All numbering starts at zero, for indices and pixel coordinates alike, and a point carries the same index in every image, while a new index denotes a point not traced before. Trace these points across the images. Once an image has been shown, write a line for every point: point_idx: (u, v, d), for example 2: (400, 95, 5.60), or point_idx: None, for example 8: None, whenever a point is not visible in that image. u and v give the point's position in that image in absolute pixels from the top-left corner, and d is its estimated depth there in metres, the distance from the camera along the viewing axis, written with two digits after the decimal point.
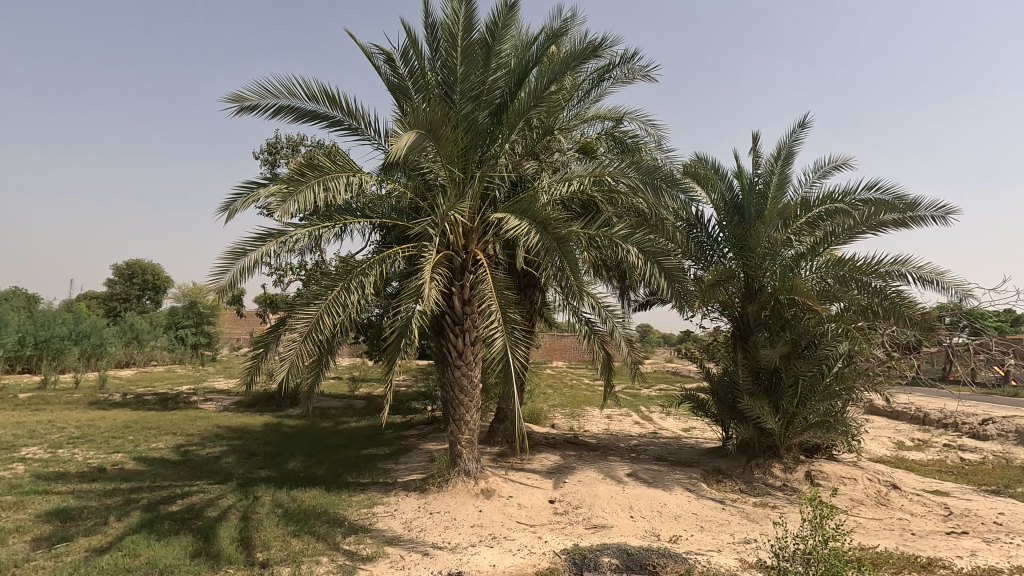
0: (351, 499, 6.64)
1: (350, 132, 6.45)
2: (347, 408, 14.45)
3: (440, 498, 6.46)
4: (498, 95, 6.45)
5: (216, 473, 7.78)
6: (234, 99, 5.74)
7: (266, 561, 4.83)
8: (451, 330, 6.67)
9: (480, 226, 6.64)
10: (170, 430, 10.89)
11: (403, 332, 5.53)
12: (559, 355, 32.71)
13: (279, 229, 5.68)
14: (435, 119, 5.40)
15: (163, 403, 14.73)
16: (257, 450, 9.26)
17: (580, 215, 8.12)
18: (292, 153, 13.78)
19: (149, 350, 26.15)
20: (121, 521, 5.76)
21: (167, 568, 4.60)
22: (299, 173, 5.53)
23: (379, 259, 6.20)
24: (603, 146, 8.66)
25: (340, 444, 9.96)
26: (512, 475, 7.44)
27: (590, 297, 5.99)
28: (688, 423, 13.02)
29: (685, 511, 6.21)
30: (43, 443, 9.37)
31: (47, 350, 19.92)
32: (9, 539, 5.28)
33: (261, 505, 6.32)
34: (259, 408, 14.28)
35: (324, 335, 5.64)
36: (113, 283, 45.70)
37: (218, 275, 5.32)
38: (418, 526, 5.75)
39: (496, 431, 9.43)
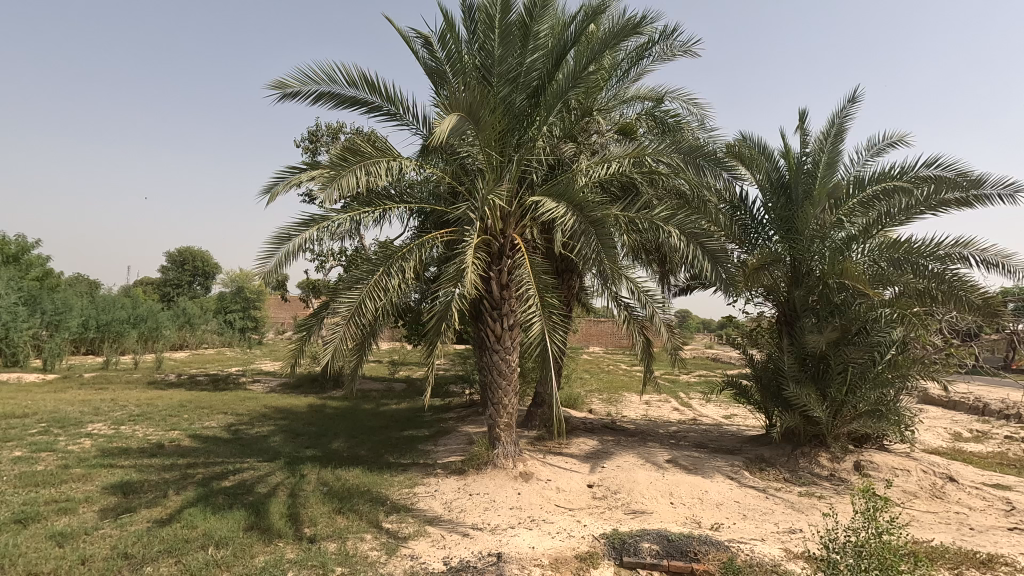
0: (392, 479, 6.81)
1: (388, 118, 6.50)
2: (387, 390, 14.80)
3: (479, 480, 6.56)
4: (535, 77, 6.35)
5: (265, 452, 8.09)
6: (276, 86, 5.88)
7: (313, 536, 5.02)
8: (488, 314, 6.70)
9: (518, 210, 6.56)
10: (221, 409, 11.41)
11: (443, 316, 5.56)
12: (596, 340, 32.50)
13: (320, 215, 5.83)
14: (472, 102, 5.34)
15: (215, 383, 15.44)
16: (303, 431, 9.59)
17: (619, 198, 7.93)
18: (331, 141, 14.06)
19: (200, 334, 27.28)
20: (179, 494, 6.08)
21: (223, 540, 4.84)
22: (342, 158, 5.66)
23: (418, 244, 6.26)
24: (643, 127, 8.44)
25: (382, 425, 10.22)
26: (551, 459, 7.48)
27: (630, 281, 5.94)
28: (729, 410, 12.77)
29: (727, 499, 6.09)
30: (107, 420, 9.98)
31: (108, 333, 20.97)
32: (79, 508, 5.65)
33: (308, 483, 6.56)
34: (304, 390, 14.78)
35: (367, 319, 5.74)
36: (166, 270, 47.91)
37: (265, 259, 5.51)
38: (458, 506, 5.85)
39: (533, 415, 9.43)
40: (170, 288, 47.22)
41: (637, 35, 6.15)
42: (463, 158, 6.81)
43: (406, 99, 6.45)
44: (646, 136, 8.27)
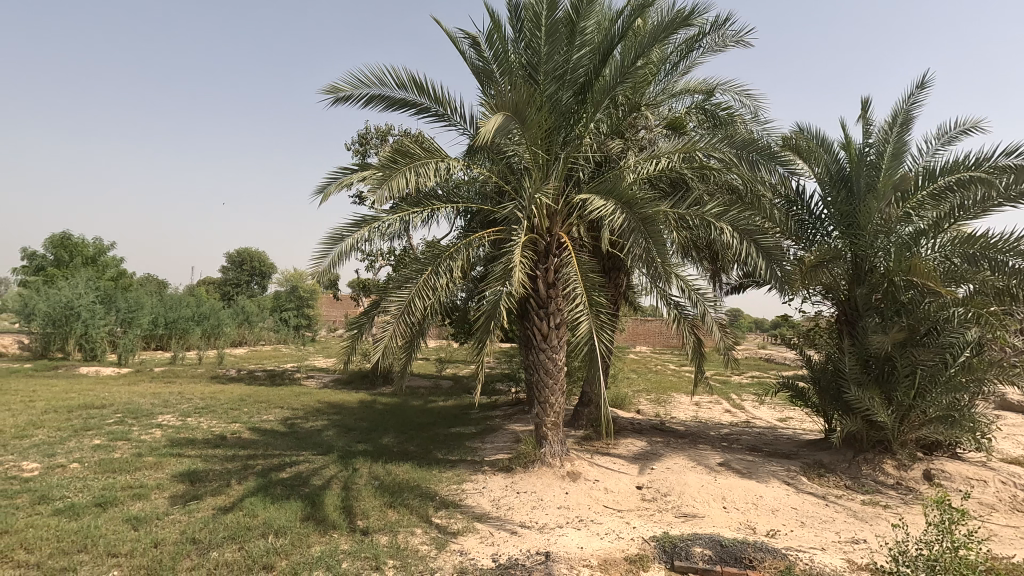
0: (441, 475, 6.91)
1: (436, 118, 6.59)
2: (435, 388, 15.04)
3: (526, 478, 6.57)
4: (581, 74, 6.30)
5: (319, 445, 8.38)
6: (329, 90, 6.08)
7: (366, 528, 5.16)
8: (535, 313, 6.69)
9: (564, 208, 6.51)
10: (278, 403, 11.90)
11: (490, 315, 5.59)
12: (643, 339, 31.97)
13: (371, 216, 5.99)
14: (519, 101, 5.35)
15: (272, 379, 16.12)
16: (354, 426, 9.87)
17: (668, 194, 7.76)
18: (380, 143, 14.40)
19: (258, 331, 28.53)
20: (241, 484, 6.38)
21: (282, 529, 5.05)
22: (391, 160, 5.81)
23: (466, 243, 6.32)
24: (693, 121, 8.23)
25: (430, 422, 10.40)
26: (598, 459, 7.41)
27: (680, 279, 5.81)
28: (785, 413, 12.30)
29: (784, 505, 5.86)
30: (175, 412, 10.60)
31: (175, 330, 22.26)
32: (152, 494, 6.02)
33: (360, 477, 6.75)
34: (355, 386, 15.22)
35: (416, 318, 5.84)
36: (227, 270, 50.37)
37: (319, 259, 5.72)
38: (506, 504, 5.88)
39: (580, 414, 9.36)
40: (230, 287, 49.58)
41: (687, 26, 6.00)
42: (509, 157, 6.83)
43: (454, 100, 6.52)
44: (696, 131, 8.06)
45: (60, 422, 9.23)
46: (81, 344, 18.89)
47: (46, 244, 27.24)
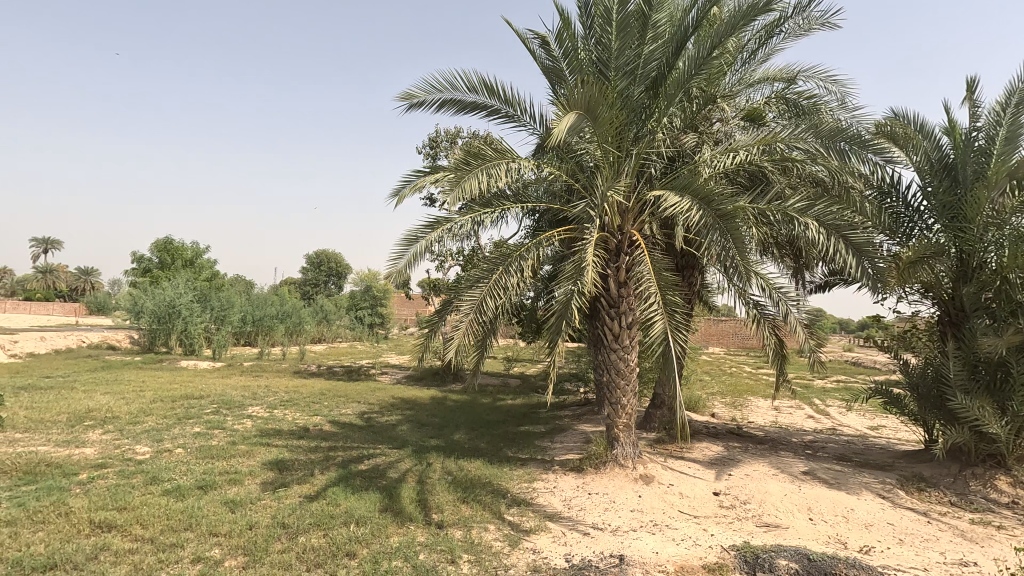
0: (512, 473, 6.97)
1: (507, 120, 6.65)
2: (503, 386, 15.20)
3: (598, 479, 6.50)
4: (654, 68, 6.15)
5: (394, 439, 8.70)
6: (404, 98, 6.30)
7: (441, 522, 5.28)
8: (606, 313, 6.59)
9: (636, 206, 6.37)
10: (355, 398, 12.46)
11: (562, 315, 5.55)
12: (716, 340, 30.80)
13: (444, 217, 6.14)
14: (590, 98, 5.30)
15: (349, 374, 16.91)
16: (427, 421, 10.16)
17: (746, 188, 7.43)
18: (450, 145, 14.73)
19: (336, 328, 30.02)
20: (324, 474, 6.74)
21: (362, 518, 5.27)
22: (464, 162, 6.03)
23: (536, 243, 6.33)
24: (772, 111, 7.84)
25: (500, 420, 10.52)
26: (672, 463, 7.21)
27: (760, 278, 5.55)
28: (876, 421, 11.44)
29: (878, 520, 5.44)
30: (263, 404, 11.35)
31: (261, 327, 23.84)
32: (245, 479, 6.48)
33: (434, 471, 6.94)
34: (426, 383, 15.68)
35: (488, 317, 5.93)
36: (306, 271, 53.29)
37: (396, 259, 5.97)
38: (578, 504, 5.84)
39: (652, 417, 9.15)
40: (309, 287, 52.41)
41: (769, 12, 5.72)
42: (580, 155, 6.78)
43: (524, 100, 6.56)
44: (777, 121, 7.66)
45: (166, 410, 10.13)
46: (182, 339, 20.65)
47: (152, 248, 29.95)
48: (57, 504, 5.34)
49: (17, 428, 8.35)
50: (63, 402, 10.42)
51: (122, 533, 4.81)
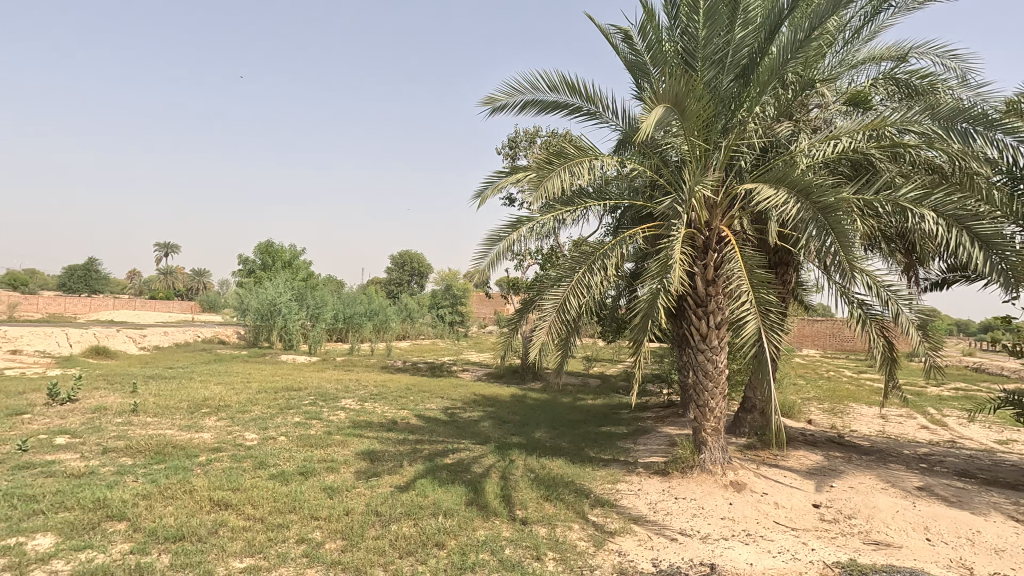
0: (594, 474, 6.91)
1: (588, 117, 6.59)
2: (583, 385, 15.10)
3: (685, 484, 6.29)
4: (745, 55, 5.85)
5: (477, 435, 8.90)
6: (487, 101, 6.44)
7: (525, 518, 5.34)
8: (693, 312, 6.34)
9: (725, 201, 6.08)
10: (439, 394, 12.88)
11: (647, 314, 5.40)
12: (810, 342, 28.82)
13: (526, 217, 6.18)
14: (677, 91, 5.13)
15: (432, 370, 17.50)
16: (508, 418, 10.30)
17: (850, 178, 6.88)
18: (529, 145, 14.83)
19: (419, 326, 31.17)
20: (412, 465, 7.02)
21: (449, 510, 5.44)
22: (547, 161, 6.02)
23: (619, 241, 6.23)
24: (879, 93, 7.21)
25: (580, 419, 10.46)
26: (766, 471, 6.83)
27: (866, 274, 5.11)
28: (1006, 435, 10.21)
29: (1012, 545, 4.86)
30: (355, 397, 12.01)
31: (351, 324, 25.22)
32: (341, 467, 6.89)
33: (517, 468, 7.02)
34: (506, 380, 15.90)
35: (571, 316, 5.90)
36: (391, 271, 55.73)
37: (479, 259, 6.12)
38: (664, 508, 5.68)
39: (741, 421, 8.72)
40: (394, 286, 54.75)
41: None
42: (664, 150, 6.59)
43: (606, 97, 6.47)
44: (885, 104, 7.04)
45: (270, 400, 10.99)
46: (282, 335, 22.31)
47: (256, 251, 32.57)
48: (183, 482, 5.95)
49: (148, 412, 9.40)
50: (185, 390, 11.60)
51: (236, 511, 5.28)
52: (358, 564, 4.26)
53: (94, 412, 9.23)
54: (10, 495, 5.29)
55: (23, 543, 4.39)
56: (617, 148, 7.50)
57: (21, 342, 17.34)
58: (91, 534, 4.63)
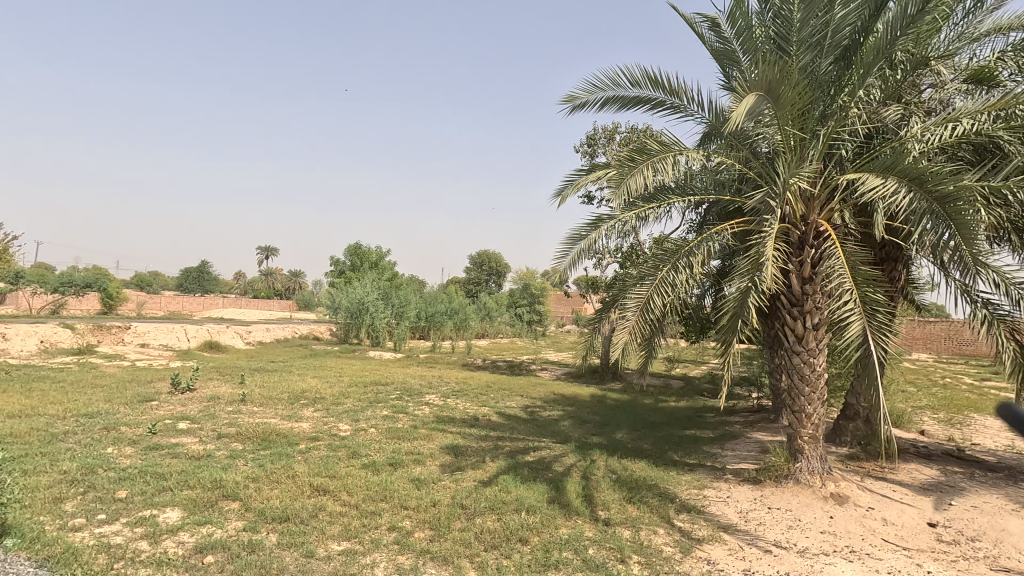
0: (679, 478, 6.71)
1: (672, 111, 6.41)
2: (665, 387, 14.69)
3: (779, 493, 5.96)
4: (847, 35, 5.43)
5: (557, 434, 8.91)
6: (567, 100, 6.47)
7: (608, 520, 5.29)
8: (787, 312, 5.99)
9: (825, 192, 5.68)
10: (518, 392, 13.02)
11: (738, 313, 5.15)
12: (921, 346, 26.26)
13: (608, 215, 6.12)
14: (771, 78, 4.85)
15: (511, 369, 17.73)
16: (588, 418, 10.23)
17: (972, 164, 6.20)
18: (608, 142, 14.62)
19: (497, 324, 31.68)
20: (494, 461, 7.16)
21: (531, 507, 5.50)
22: (631, 159, 5.95)
23: (706, 238, 6.01)
24: (1008, 68, 6.43)
25: (663, 422, 10.19)
26: (871, 484, 6.32)
27: (995, 270, 4.56)
28: None
29: None
30: (438, 393, 12.41)
31: (433, 323, 26.09)
32: (427, 460, 7.16)
33: (598, 468, 6.96)
34: (585, 380, 15.79)
35: (655, 315, 5.77)
36: (470, 271, 57.00)
37: (560, 258, 6.18)
38: (756, 518, 5.41)
39: (842, 429, 8.12)
40: (473, 286, 55.97)
41: None
42: (755, 141, 6.26)
43: (691, 89, 6.26)
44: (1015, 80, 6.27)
45: (360, 394, 11.61)
46: (369, 332, 23.46)
47: (345, 252, 34.50)
48: (286, 467, 6.44)
49: (254, 402, 10.24)
50: (285, 382, 12.53)
51: (333, 497, 5.64)
52: (445, 555, 4.41)
53: (210, 400, 10.19)
54: (144, 472, 5.96)
55: (156, 515, 4.94)
56: (702, 141, 7.23)
57: (149, 337, 19.45)
58: (210, 510, 5.13)
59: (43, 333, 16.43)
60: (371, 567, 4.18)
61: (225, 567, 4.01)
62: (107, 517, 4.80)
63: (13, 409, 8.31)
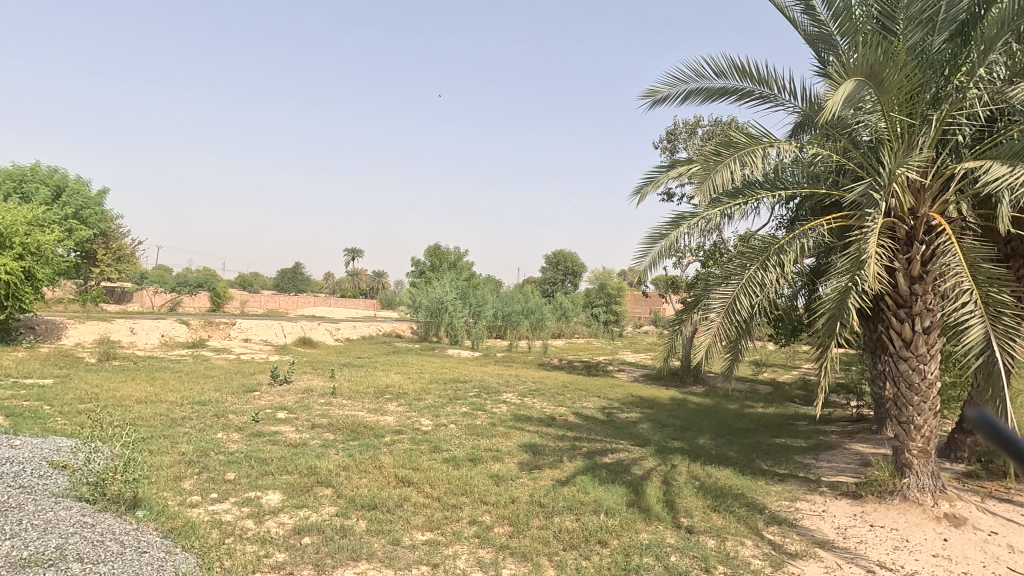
0: (768, 488, 6.36)
1: (761, 101, 6.09)
2: (751, 392, 13.97)
3: (882, 511, 5.50)
4: (964, 8, 4.92)
5: (636, 437, 8.74)
6: (648, 94, 6.35)
7: (691, 527, 5.12)
8: (893, 314, 5.51)
9: (938, 183, 5.17)
10: (595, 393, 12.88)
11: (836, 315, 4.77)
12: None
13: (690, 212, 5.94)
14: (874, 61, 4.48)
15: (588, 369, 17.58)
16: (668, 422, 9.94)
17: None
18: (689, 136, 14.13)
19: (573, 324, 31.54)
20: (572, 462, 7.14)
21: (611, 510, 5.43)
22: (715, 152, 5.63)
23: (800, 234, 5.66)
24: None
25: (749, 428, 9.70)
26: (994, 506, 5.67)
27: None
28: None
29: None
30: (515, 392, 12.55)
31: (510, 322, 26.40)
32: (505, 457, 7.27)
33: (680, 474, 6.75)
34: (665, 382, 15.35)
35: (743, 316, 5.52)
36: (546, 271, 57.11)
37: (640, 258, 6.06)
38: (856, 535, 5.03)
39: (958, 443, 7.35)
40: (549, 286, 56.06)
41: None
42: (855, 129, 5.82)
43: (782, 77, 5.93)
44: None
45: (440, 391, 11.98)
46: (449, 330, 24.13)
47: (425, 253, 35.72)
48: (373, 458, 6.78)
49: (344, 396, 10.86)
50: (371, 378, 13.18)
51: (417, 489, 5.87)
52: (525, 551, 4.46)
53: (304, 392, 10.93)
54: (249, 457, 6.50)
55: (260, 497, 5.37)
56: (795, 131, 6.81)
57: (251, 332, 21.13)
58: (306, 495, 5.50)
59: (163, 328, 18.30)
60: (453, 558, 4.31)
61: (321, 548, 4.30)
62: (219, 496, 5.28)
63: (141, 395, 9.34)
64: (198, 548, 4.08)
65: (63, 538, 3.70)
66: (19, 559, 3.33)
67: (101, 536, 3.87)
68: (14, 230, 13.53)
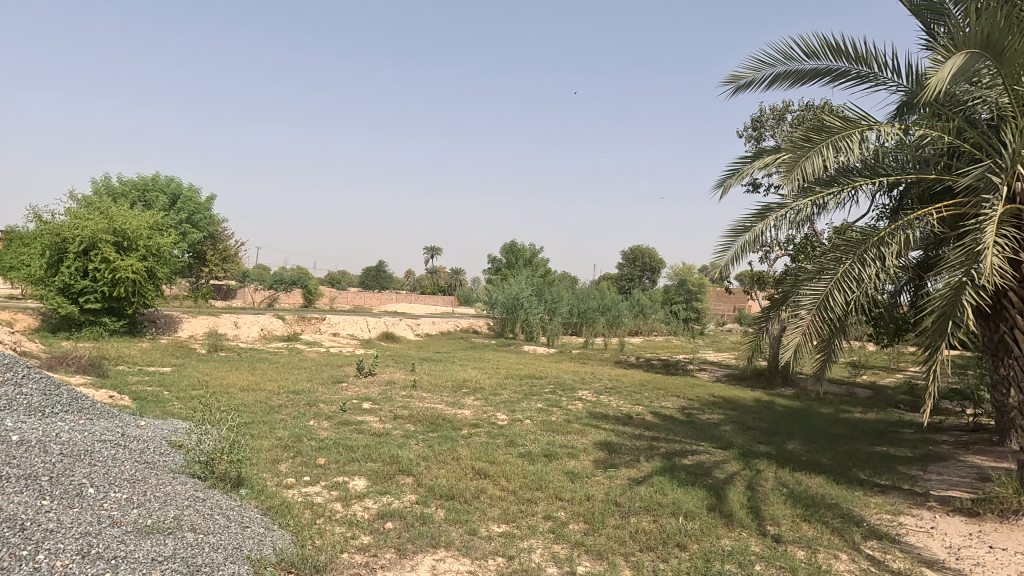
0: (867, 500, 5.89)
1: (859, 81, 5.63)
2: (847, 396, 12.97)
3: (1004, 532, 4.93)
4: None
5: (718, 439, 8.39)
6: (731, 81, 6.06)
7: (778, 536, 4.85)
8: (1018, 313, 4.93)
9: None
10: (675, 392, 12.48)
11: (948, 313, 4.32)
12: None
13: (777, 203, 5.61)
14: (993, 29, 3.99)
15: (667, 368, 17.06)
16: (754, 424, 9.45)
17: None
18: (777, 123, 13.30)
19: (652, 321, 30.83)
20: (649, 462, 6.96)
21: (690, 513, 5.26)
22: (805, 139, 5.32)
23: (905, 224, 5.17)
24: None
25: (845, 434, 9.02)
26: None
27: None
28: None
29: None
30: (590, 389, 12.43)
31: (586, 318, 26.21)
32: (580, 454, 7.24)
33: (766, 480, 6.40)
34: (750, 383, 14.60)
35: (837, 313, 5.13)
36: (623, 267, 56.16)
37: (721, 252, 5.81)
38: (972, 557, 4.54)
39: None
40: (626, 282, 55.05)
41: None
42: (971, 107, 5.24)
43: (883, 53, 5.44)
44: None
45: (516, 386, 12.11)
46: (524, 327, 24.27)
47: (502, 251, 36.26)
48: (451, 450, 6.99)
49: (423, 389, 11.25)
50: (449, 372, 13.55)
51: (493, 481, 5.99)
52: (600, 550, 4.42)
53: (387, 385, 11.43)
54: (338, 444, 6.92)
55: (347, 482, 5.70)
56: (899, 112, 6.23)
57: (339, 327, 22.36)
58: (389, 482, 5.77)
59: (262, 322, 19.80)
60: (528, 551, 4.36)
61: (402, 533, 4.50)
62: (311, 479, 5.66)
63: (244, 384, 10.18)
64: (293, 526, 4.41)
65: (180, 510, 4.12)
66: (144, 526, 3.76)
67: (211, 510, 4.27)
68: (138, 234, 15.21)
